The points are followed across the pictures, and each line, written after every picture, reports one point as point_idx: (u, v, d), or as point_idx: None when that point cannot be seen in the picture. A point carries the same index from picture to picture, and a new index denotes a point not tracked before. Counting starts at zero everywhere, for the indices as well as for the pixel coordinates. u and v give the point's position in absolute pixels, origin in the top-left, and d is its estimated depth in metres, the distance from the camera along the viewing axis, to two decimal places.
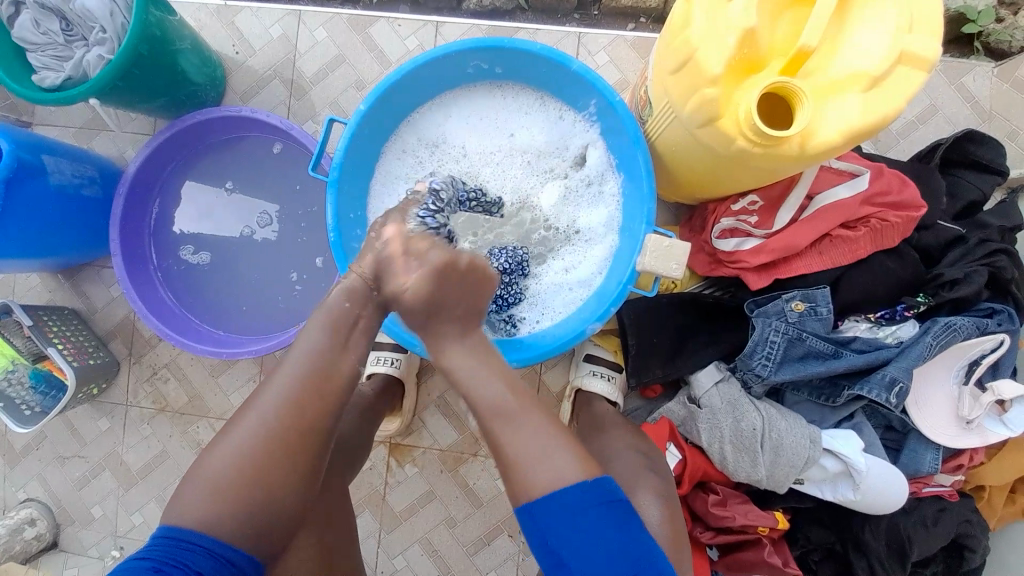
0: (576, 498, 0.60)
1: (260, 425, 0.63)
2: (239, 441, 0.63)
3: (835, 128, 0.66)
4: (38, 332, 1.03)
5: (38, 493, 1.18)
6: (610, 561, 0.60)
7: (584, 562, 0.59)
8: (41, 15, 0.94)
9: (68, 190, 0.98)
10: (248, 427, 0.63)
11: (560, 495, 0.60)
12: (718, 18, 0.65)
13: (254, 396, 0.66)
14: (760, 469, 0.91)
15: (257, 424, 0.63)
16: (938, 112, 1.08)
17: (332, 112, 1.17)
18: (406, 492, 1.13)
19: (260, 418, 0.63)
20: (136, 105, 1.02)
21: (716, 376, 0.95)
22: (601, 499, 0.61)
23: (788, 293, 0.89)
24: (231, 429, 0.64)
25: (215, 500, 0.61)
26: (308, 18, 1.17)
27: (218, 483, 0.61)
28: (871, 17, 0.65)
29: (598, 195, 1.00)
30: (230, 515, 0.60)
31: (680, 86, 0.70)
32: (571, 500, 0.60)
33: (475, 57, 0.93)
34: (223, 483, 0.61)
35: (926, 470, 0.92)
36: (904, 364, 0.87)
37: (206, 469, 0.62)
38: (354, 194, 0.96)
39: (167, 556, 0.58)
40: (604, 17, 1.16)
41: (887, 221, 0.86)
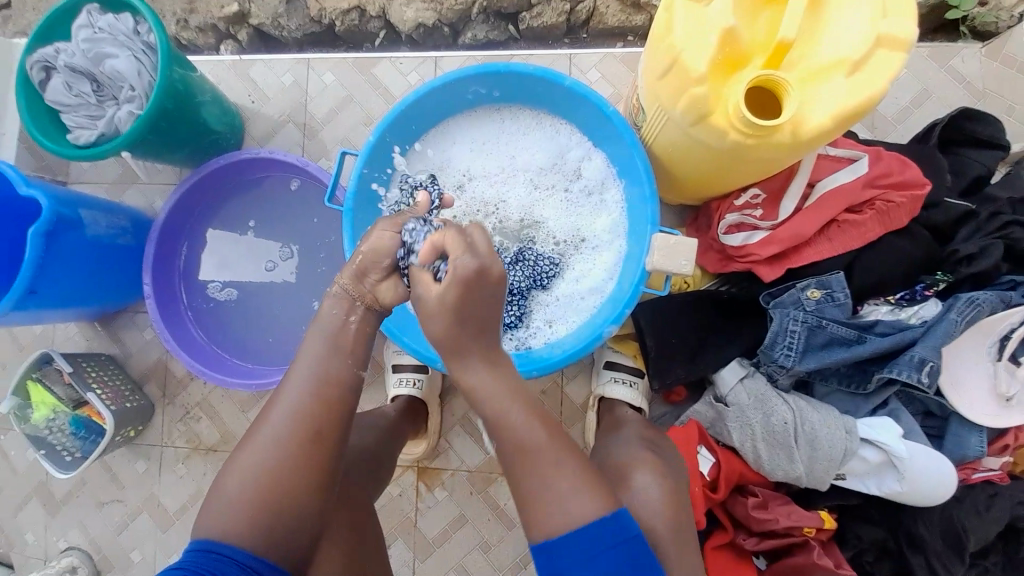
0: (590, 539, 0.59)
1: (273, 449, 0.64)
2: (252, 463, 0.64)
3: (825, 113, 0.67)
4: (77, 378, 1.08)
5: (79, 541, 1.20)
6: None
7: None
8: (73, 77, 1.02)
9: (103, 240, 1.05)
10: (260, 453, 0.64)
11: (570, 539, 0.59)
12: (697, 22, 0.68)
13: (257, 423, 0.67)
14: (797, 465, 0.88)
15: (267, 443, 0.64)
16: (934, 94, 1.08)
17: (344, 148, 1.23)
18: (437, 517, 1.12)
19: (270, 439, 0.64)
20: (163, 156, 1.09)
21: (741, 371, 0.93)
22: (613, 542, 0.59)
23: (802, 282, 0.88)
24: (242, 452, 0.65)
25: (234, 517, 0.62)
26: (316, 65, 1.25)
27: (237, 513, 0.62)
28: (845, 5, 0.67)
29: (602, 203, 1.03)
30: (252, 539, 0.61)
31: (669, 89, 0.73)
32: (586, 550, 0.58)
33: (473, 83, 0.98)
34: (245, 510, 0.62)
35: (972, 455, 0.88)
36: (932, 342, 0.85)
37: (219, 492, 0.64)
38: (368, 219, 1.00)
39: (201, 563, 0.59)
40: (594, 38, 1.22)
41: (893, 202, 0.85)
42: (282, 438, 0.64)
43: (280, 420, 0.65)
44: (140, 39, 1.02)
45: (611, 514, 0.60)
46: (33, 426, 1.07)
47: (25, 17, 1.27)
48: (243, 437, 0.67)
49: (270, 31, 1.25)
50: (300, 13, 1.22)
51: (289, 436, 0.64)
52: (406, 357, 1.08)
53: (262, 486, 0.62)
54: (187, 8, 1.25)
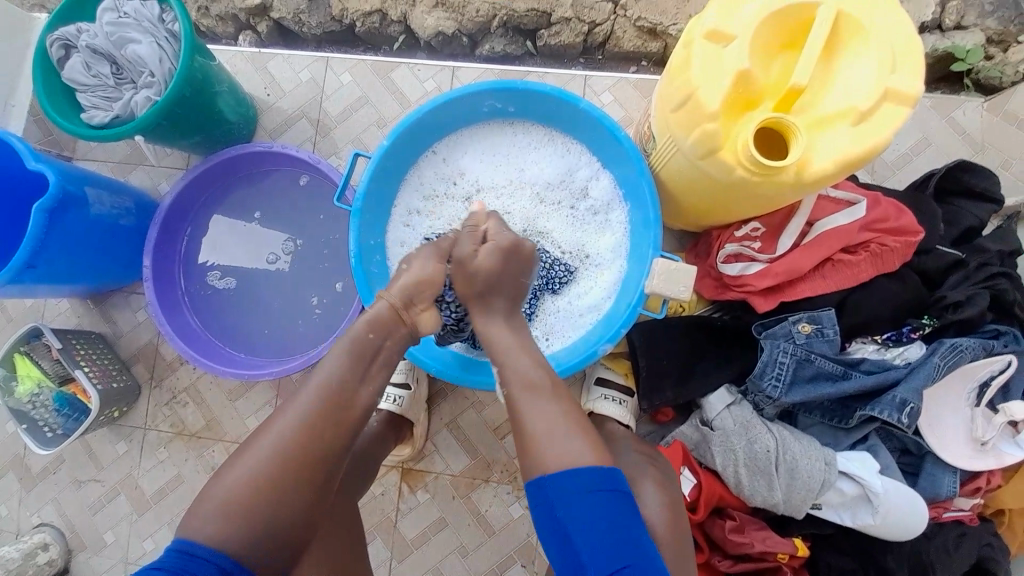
0: (574, 480, 0.62)
1: (274, 448, 0.65)
2: (249, 464, 0.65)
3: (827, 159, 0.71)
4: (66, 355, 1.07)
5: (52, 518, 1.18)
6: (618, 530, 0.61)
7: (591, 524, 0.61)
8: (93, 58, 1.03)
9: (105, 219, 1.05)
10: (264, 448, 0.65)
11: (560, 479, 0.63)
12: (714, 62, 0.71)
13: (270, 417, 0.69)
14: (775, 493, 0.90)
15: (268, 444, 0.66)
16: (930, 143, 1.13)
17: (356, 148, 1.25)
18: (418, 520, 1.12)
19: (274, 437, 0.66)
20: (176, 141, 1.10)
21: (728, 399, 0.96)
22: (604, 486, 0.62)
23: (794, 315, 0.91)
24: (243, 451, 0.66)
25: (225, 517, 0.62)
26: (335, 64, 1.27)
27: (226, 500, 0.63)
28: (855, 58, 0.71)
29: (607, 223, 1.05)
30: (238, 528, 0.62)
31: (682, 122, 0.76)
32: (574, 484, 0.62)
33: (490, 98, 1.00)
34: (235, 498, 0.63)
35: (945, 494, 0.91)
36: (914, 384, 0.88)
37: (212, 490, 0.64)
38: (375, 221, 1.02)
39: (180, 565, 0.59)
40: (608, 61, 1.26)
41: (887, 246, 0.89)
42: (283, 440, 0.66)
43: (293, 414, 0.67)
44: (164, 27, 1.03)
45: (606, 468, 0.64)
46: (15, 400, 1.06)
47: None
48: (254, 432, 0.69)
49: (291, 26, 1.27)
50: (322, 10, 1.24)
51: (291, 436, 0.66)
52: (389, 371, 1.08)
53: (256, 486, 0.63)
54: None
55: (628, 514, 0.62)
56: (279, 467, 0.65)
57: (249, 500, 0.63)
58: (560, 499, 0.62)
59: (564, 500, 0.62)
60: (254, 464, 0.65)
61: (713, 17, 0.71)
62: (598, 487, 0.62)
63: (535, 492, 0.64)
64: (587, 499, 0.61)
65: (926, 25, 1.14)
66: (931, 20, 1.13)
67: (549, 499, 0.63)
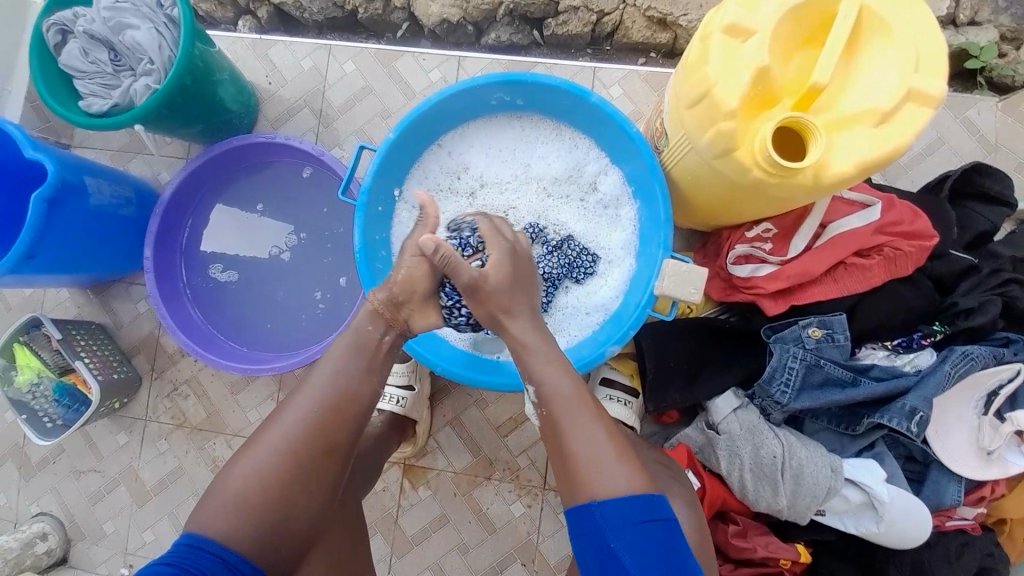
0: (625, 511, 0.60)
1: (288, 442, 0.66)
2: (263, 457, 0.65)
3: (846, 161, 0.69)
4: (66, 346, 1.06)
5: (52, 507, 1.18)
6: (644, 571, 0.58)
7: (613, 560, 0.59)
8: (91, 44, 1.00)
9: (106, 210, 1.03)
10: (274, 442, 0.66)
11: (607, 506, 0.60)
12: (733, 58, 0.69)
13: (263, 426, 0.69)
14: (780, 498, 0.90)
15: (278, 437, 0.66)
16: (944, 144, 1.11)
17: (359, 139, 1.23)
18: (419, 515, 1.13)
19: (279, 438, 0.66)
20: (177, 131, 1.08)
21: (734, 402, 0.95)
22: (653, 517, 0.60)
23: (805, 320, 0.90)
24: (254, 445, 0.67)
25: (236, 511, 0.63)
26: (338, 52, 1.24)
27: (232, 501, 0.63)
28: (878, 57, 0.69)
29: (616, 219, 1.04)
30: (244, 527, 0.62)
31: (697, 119, 0.74)
32: (619, 514, 0.60)
33: (498, 90, 0.98)
34: (241, 497, 0.63)
35: (949, 503, 0.91)
36: (924, 393, 0.87)
37: (224, 484, 0.65)
38: (381, 216, 1.00)
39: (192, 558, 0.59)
40: (617, 52, 1.23)
41: (901, 250, 0.88)
42: (297, 432, 0.67)
43: (295, 413, 0.67)
44: (163, 12, 1.00)
45: (652, 496, 0.62)
46: (15, 390, 1.05)
47: None
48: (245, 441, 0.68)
49: (291, 11, 1.23)
50: None
51: (306, 427, 0.67)
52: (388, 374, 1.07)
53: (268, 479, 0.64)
54: None
55: (677, 542, 0.60)
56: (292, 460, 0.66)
57: (263, 493, 0.64)
58: (610, 525, 0.60)
59: (612, 523, 0.60)
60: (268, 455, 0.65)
61: (732, 11, 0.69)
62: (646, 517, 0.60)
63: (578, 514, 0.63)
64: (629, 520, 0.60)
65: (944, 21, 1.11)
66: (945, 15, 1.12)
67: (594, 520, 0.60)
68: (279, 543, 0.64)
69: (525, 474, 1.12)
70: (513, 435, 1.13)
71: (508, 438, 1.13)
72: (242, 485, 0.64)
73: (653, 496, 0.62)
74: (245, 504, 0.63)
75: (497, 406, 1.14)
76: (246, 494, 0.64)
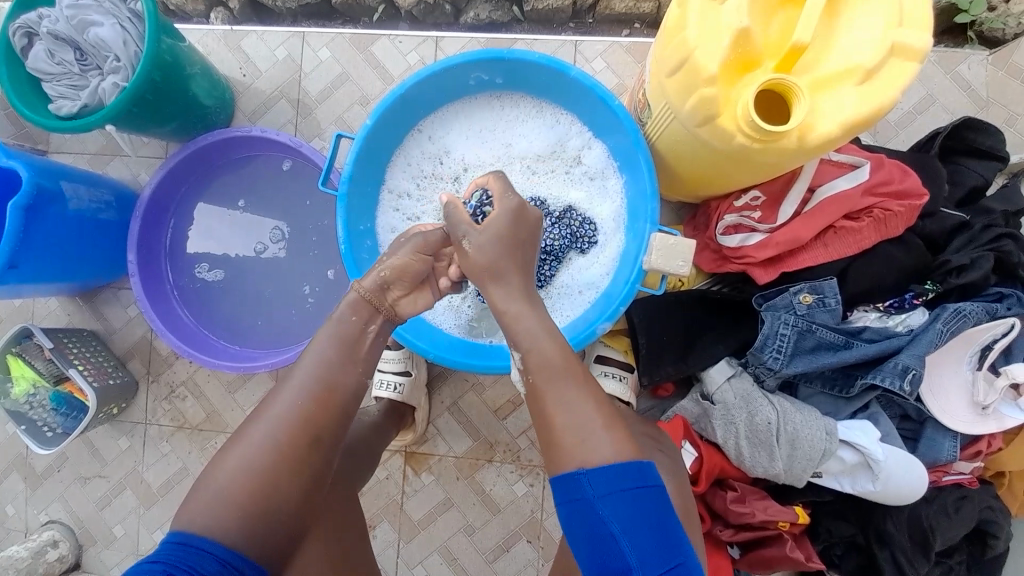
0: (613, 478, 0.59)
1: (274, 437, 0.64)
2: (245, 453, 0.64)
3: (832, 121, 0.67)
4: (58, 354, 1.05)
5: (60, 515, 1.19)
6: (642, 556, 0.56)
7: (611, 554, 0.57)
8: (56, 45, 0.97)
9: (85, 215, 1.01)
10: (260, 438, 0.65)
11: (595, 475, 0.59)
12: (711, 22, 0.67)
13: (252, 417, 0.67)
14: (777, 463, 0.91)
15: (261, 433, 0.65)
16: (935, 100, 1.09)
17: (339, 128, 1.20)
18: (424, 500, 1.14)
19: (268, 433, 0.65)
20: (150, 129, 1.05)
21: (729, 371, 0.95)
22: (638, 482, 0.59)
23: (796, 286, 0.90)
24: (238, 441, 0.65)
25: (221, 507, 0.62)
26: (312, 39, 1.20)
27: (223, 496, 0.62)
28: (860, 14, 0.67)
29: (603, 193, 1.02)
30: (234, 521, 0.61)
31: (678, 88, 0.72)
32: (606, 483, 0.58)
33: (476, 69, 0.95)
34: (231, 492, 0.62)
35: (945, 459, 0.91)
36: (916, 351, 0.87)
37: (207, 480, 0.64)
38: (363, 206, 0.99)
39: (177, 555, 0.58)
40: (599, 24, 1.20)
41: (891, 210, 0.86)
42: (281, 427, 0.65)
43: (285, 407, 0.66)
44: (126, 6, 0.97)
45: (639, 463, 0.60)
46: (12, 402, 1.05)
47: None
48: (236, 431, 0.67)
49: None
50: None
51: (292, 420, 0.65)
52: (388, 360, 1.08)
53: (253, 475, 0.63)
54: None
55: (665, 507, 0.60)
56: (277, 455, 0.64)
57: (247, 491, 0.62)
58: (597, 493, 0.58)
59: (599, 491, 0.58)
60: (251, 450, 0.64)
61: None
62: (633, 483, 0.59)
63: (564, 483, 0.61)
64: (620, 495, 0.58)
65: None
66: None
67: (580, 489, 0.59)
68: (268, 541, 0.63)
69: (526, 455, 1.13)
70: (512, 417, 1.14)
71: (507, 421, 1.14)
72: (227, 482, 0.63)
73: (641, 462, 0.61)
74: (230, 502, 0.62)
75: (495, 389, 1.14)
76: (230, 491, 0.62)
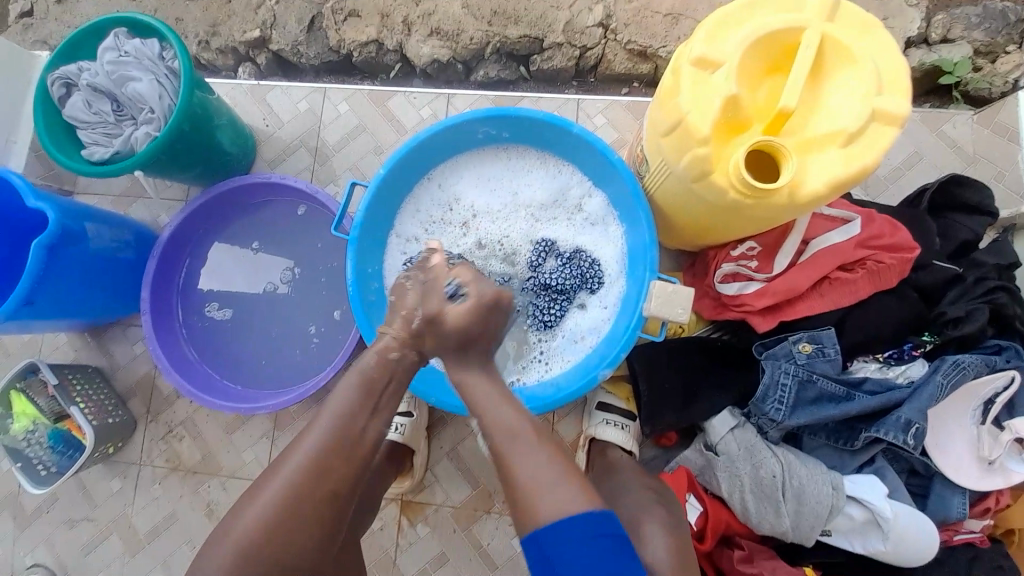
0: (578, 528, 0.59)
1: (292, 481, 0.65)
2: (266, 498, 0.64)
3: (819, 180, 0.71)
4: (61, 391, 1.06)
5: (44, 560, 1.16)
6: None
7: None
8: (94, 97, 1.05)
9: (104, 253, 1.05)
10: (278, 481, 0.65)
11: (561, 525, 0.60)
12: (702, 89, 0.73)
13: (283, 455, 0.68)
14: (783, 520, 0.88)
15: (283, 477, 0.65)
16: (922, 158, 1.14)
17: (353, 175, 1.26)
18: (418, 554, 1.10)
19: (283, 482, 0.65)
20: (175, 174, 1.11)
21: (731, 421, 0.94)
22: (602, 531, 0.60)
23: (794, 336, 0.91)
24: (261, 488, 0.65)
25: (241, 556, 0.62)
26: (332, 94, 1.29)
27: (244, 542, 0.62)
28: (841, 84, 0.72)
29: (604, 240, 1.06)
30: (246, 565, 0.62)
31: (673, 146, 0.76)
32: (575, 534, 0.59)
33: (484, 125, 1.01)
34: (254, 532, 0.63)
35: (954, 516, 0.89)
36: (918, 404, 0.87)
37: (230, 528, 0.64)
38: (373, 249, 1.02)
39: None
40: (601, 83, 1.28)
41: (884, 263, 0.89)
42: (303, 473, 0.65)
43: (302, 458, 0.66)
44: (164, 64, 1.05)
45: (602, 512, 0.61)
46: (10, 438, 1.05)
47: (47, 27, 1.34)
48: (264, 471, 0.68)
49: (289, 57, 1.30)
50: (320, 42, 1.28)
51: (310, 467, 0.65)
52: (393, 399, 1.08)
53: (270, 523, 0.63)
54: (211, 30, 1.30)
55: (625, 553, 0.61)
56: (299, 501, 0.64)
57: (264, 537, 0.63)
58: (564, 545, 0.59)
59: (565, 544, 0.59)
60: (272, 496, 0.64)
61: (700, 45, 0.73)
62: (596, 534, 0.60)
63: (532, 542, 0.61)
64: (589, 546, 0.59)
65: (913, 40, 1.16)
66: (916, 35, 1.16)
67: (545, 543, 0.60)
68: None
69: None
70: None
71: None
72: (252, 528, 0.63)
73: (601, 512, 0.61)
74: (246, 550, 0.62)
75: None
76: (253, 539, 0.62)
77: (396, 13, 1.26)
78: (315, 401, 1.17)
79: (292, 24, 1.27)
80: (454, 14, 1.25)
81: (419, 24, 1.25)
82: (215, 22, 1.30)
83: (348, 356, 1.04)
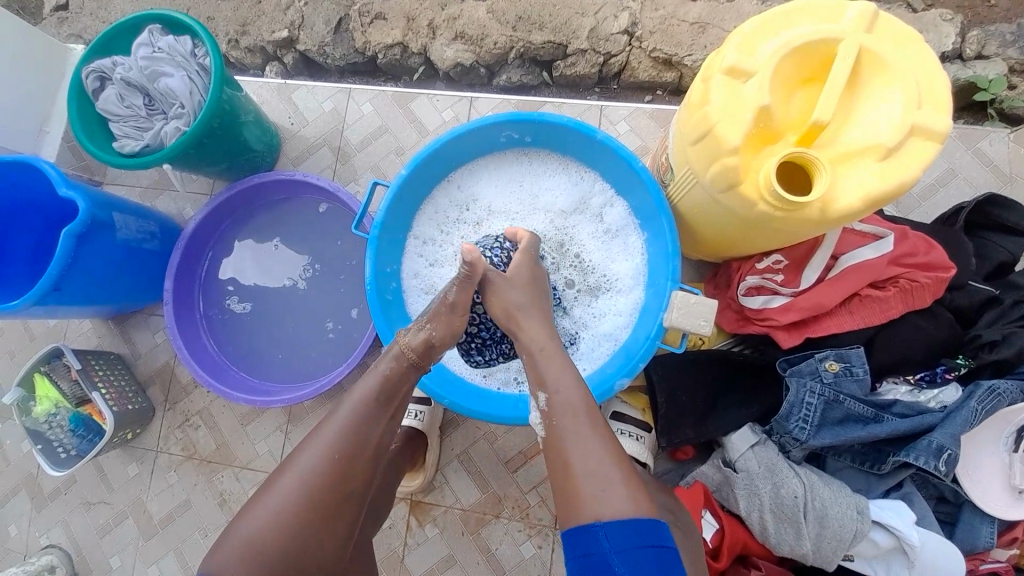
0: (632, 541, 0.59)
1: (300, 475, 0.65)
2: (279, 494, 0.64)
3: (853, 195, 0.69)
4: (84, 376, 1.08)
5: (60, 540, 1.17)
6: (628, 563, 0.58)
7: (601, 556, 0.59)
8: (127, 90, 1.07)
9: (130, 244, 1.07)
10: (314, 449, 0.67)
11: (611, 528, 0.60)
12: (733, 98, 0.71)
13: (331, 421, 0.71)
14: (805, 542, 0.86)
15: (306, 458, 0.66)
16: (957, 174, 1.11)
17: (374, 175, 1.28)
18: (426, 554, 1.09)
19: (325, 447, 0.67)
20: (202, 169, 1.13)
21: (752, 438, 0.92)
22: (649, 540, 0.60)
23: (821, 352, 0.88)
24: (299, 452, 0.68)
25: (276, 527, 0.63)
26: (357, 95, 1.30)
27: (289, 507, 0.64)
28: (878, 98, 0.70)
29: (624, 249, 1.05)
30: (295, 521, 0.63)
31: (701, 155, 0.75)
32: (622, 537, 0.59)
33: (508, 128, 1.01)
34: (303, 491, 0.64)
35: (983, 546, 0.87)
36: (950, 430, 0.84)
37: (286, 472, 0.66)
38: (391, 250, 1.02)
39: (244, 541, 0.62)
40: (624, 90, 1.27)
41: (917, 282, 0.86)
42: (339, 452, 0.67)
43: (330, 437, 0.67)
44: (196, 61, 1.07)
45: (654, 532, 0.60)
46: (32, 420, 1.06)
47: (82, 21, 1.38)
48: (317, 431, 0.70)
49: (316, 57, 1.31)
50: (346, 43, 1.29)
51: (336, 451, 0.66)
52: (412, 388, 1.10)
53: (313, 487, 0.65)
54: (241, 30, 1.32)
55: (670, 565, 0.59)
56: (329, 472, 0.66)
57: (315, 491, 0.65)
58: (614, 548, 0.59)
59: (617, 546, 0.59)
60: (288, 493, 0.64)
61: (733, 53, 0.71)
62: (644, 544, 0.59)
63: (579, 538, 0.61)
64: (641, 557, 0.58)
65: (947, 54, 1.14)
66: (951, 50, 1.13)
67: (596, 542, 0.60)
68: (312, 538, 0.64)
69: (536, 514, 1.09)
70: (523, 471, 1.10)
71: (517, 474, 1.10)
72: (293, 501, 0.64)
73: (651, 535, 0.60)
74: (302, 500, 0.64)
75: (507, 440, 1.12)
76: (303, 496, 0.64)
77: (422, 17, 1.27)
78: (330, 397, 1.17)
79: (320, 26, 1.29)
80: (479, 18, 1.25)
81: (444, 28, 1.26)
82: (244, 22, 1.32)
83: (365, 352, 1.04)
